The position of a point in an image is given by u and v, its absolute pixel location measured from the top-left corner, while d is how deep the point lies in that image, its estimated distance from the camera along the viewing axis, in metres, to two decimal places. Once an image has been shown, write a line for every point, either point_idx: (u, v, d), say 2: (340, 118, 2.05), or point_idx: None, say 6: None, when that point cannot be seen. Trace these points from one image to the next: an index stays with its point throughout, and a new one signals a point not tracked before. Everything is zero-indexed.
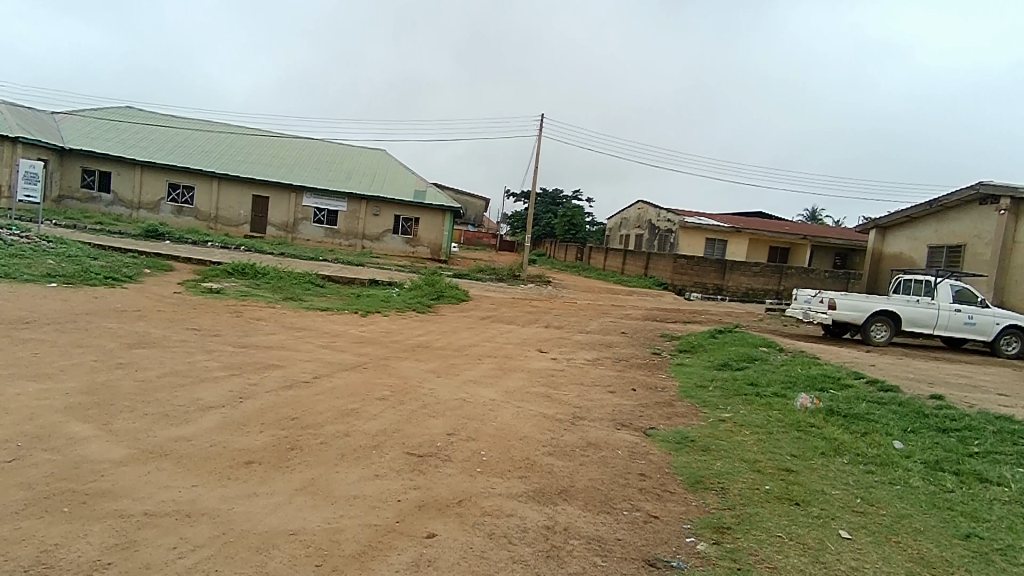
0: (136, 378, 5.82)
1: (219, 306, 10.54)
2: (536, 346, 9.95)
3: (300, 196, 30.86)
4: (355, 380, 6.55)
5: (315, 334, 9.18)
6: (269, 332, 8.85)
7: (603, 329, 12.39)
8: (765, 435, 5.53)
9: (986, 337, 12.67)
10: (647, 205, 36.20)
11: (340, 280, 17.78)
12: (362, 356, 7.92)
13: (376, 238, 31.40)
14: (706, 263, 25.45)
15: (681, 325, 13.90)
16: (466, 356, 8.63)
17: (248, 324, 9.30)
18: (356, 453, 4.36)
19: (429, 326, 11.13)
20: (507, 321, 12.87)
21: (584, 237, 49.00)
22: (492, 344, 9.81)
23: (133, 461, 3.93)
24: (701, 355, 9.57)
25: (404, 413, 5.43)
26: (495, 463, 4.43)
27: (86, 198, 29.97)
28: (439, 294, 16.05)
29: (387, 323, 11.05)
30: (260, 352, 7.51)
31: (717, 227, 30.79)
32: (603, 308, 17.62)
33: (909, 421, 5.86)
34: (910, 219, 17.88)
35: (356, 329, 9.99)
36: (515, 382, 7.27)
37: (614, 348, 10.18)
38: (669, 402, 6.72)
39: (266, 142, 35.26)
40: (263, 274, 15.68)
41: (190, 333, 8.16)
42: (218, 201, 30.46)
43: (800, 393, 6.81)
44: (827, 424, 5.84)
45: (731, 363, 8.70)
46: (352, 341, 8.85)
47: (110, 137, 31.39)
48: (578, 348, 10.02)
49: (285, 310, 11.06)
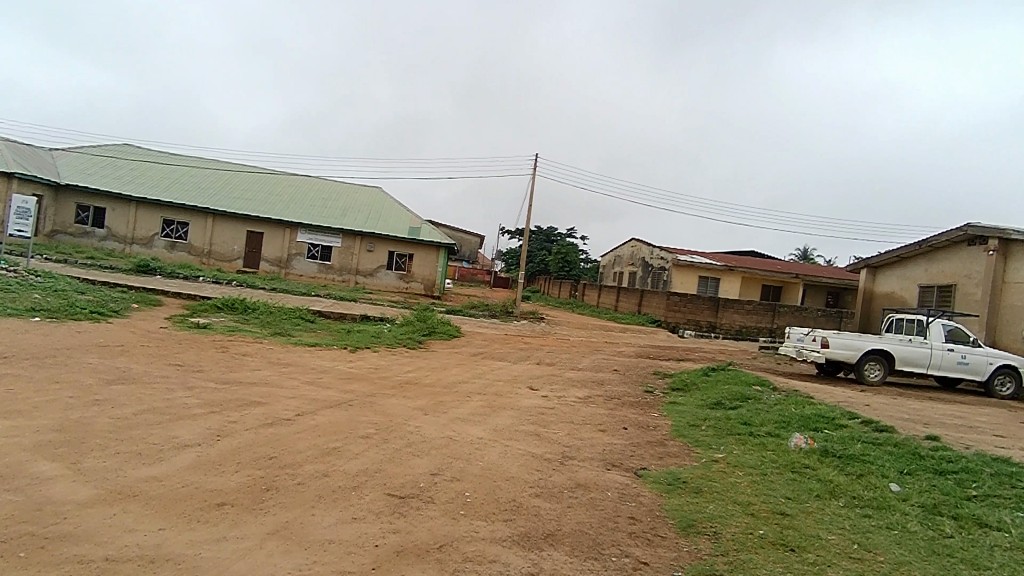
0: (111, 415, 5.64)
1: (205, 342, 10.40)
2: (526, 382, 9.83)
3: (295, 232, 30.97)
4: (340, 418, 6.38)
5: (302, 370, 9.02)
6: (254, 368, 8.69)
7: (596, 367, 12.24)
8: (759, 476, 5.39)
9: (980, 377, 12.60)
10: (641, 244, 36.47)
11: (331, 316, 17.65)
12: (349, 393, 7.76)
13: (370, 274, 31.37)
14: (699, 300, 25.49)
15: (674, 363, 13.77)
16: (455, 393, 8.48)
17: (234, 360, 9.13)
18: (334, 494, 4.19)
19: (419, 362, 10.97)
20: (498, 358, 12.71)
21: (578, 274, 49.18)
22: (482, 380, 9.65)
23: (98, 504, 3.74)
24: (694, 394, 9.43)
25: (388, 452, 5.26)
26: (479, 505, 4.27)
27: (79, 233, 29.96)
28: (431, 330, 15.92)
29: (376, 359, 10.89)
30: (244, 388, 7.36)
31: (710, 265, 30.99)
32: (596, 345, 17.50)
33: (906, 463, 5.74)
34: (900, 259, 18.02)
35: (344, 365, 9.83)
36: (504, 420, 7.12)
37: (607, 386, 10.03)
38: (661, 442, 6.57)
39: (263, 179, 35.52)
40: (253, 310, 15.56)
41: (173, 369, 7.99)
42: (212, 236, 30.50)
43: (794, 433, 6.68)
44: (822, 465, 5.70)
45: (724, 402, 8.56)
46: (339, 378, 8.68)
47: (107, 173, 31.59)
48: (569, 386, 9.87)
49: (272, 345, 10.90)
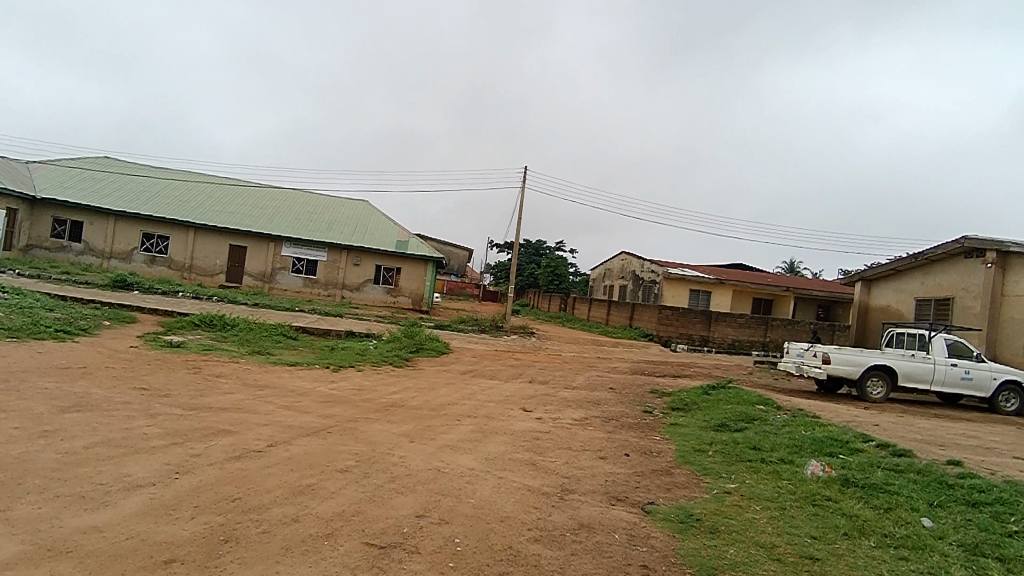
0: (57, 450, 5.03)
1: (177, 362, 9.78)
2: (519, 403, 9.28)
3: (279, 246, 30.31)
4: (317, 448, 5.81)
5: (279, 393, 8.41)
6: (227, 392, 8.07)
7: (590, 385, 11.73)
8: (778, 511, 4.90)
9: (984, 393, 12.27)
10: (630, 257, 36.21)
11: (314, 332, 17.02)
12: (328, 418, 7.18)
13: (356, 288, 30.73)
14: (691, 313, 25.14)
15: (670, 379, 13.31)
16: (443, 417, 7.91)
17: (205, 383, 8.51)
18: (304, 545, 3.64)
19: (405, 382, 10.39)
20: (489, 377, 12.14)
21: (568, 288, 48.83)
22: (473, 401, 9.10)
23: (20, 564, 3.17)
24: (696, 414, 8.96)
25: (368, 489, 4.70)
26: (471, 555, 3.73)
27: (56, 248, 29.11)
28: (419, 347, 15.35)
29: (360, 379, 10.30)
30: (213, 415, 6.75)
31: (701, 278, 30.74)
32: (588, 361, 17.01)
33: (934, 493, 5.28)
34: (895, 272, 17.78)
35: (325, 387, 9.23)
36: (497, 446, 6.57)
37: (603, 406, 9.53)
38: (667, 470, 6.07)
39: (247, 193, 34.86)
40: (231, 327, 14.93)
41: (137, 393, 7.36)
42: (193, 251, 29.73)
43: (810, 459, 6.20)
44: (844, 496, 5.23)
45: (728, 424, 8.10)
46: (319, 401, 8.09)
47: (85, 187, 30.80)
48: (564, 406, 9.34)
49: (249, 365, 10.26)
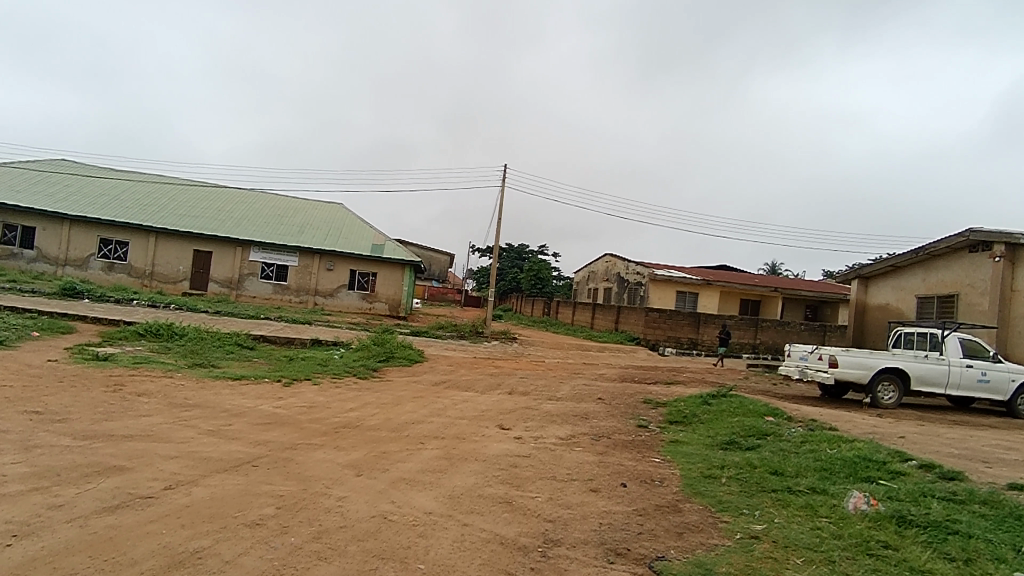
0: None
1: (98, 378, 8.39)
2: (496, 420, 8.02)
3: (247, 251, 28.76)
4: (229, 492, 4.51)
5: (208, 414, 7.06)
6: (144, 414, 6.71)
7: (577, 395, 10.49)
8: (827, 567, 3.74)
9: (1002, 396, 11.34)
10: (615, 258, 35.22)
11: (275, 340, 15.63)
12: (259, 446, 5.86)
13: (329, 294, 29.27)
14: (679, 316, 24.13)
15: (663, 387, 12.15)
16: (403, 440, 6.62)
17: (121, 403, 7.10)
18: None
19: (366, 397, 9.05)
20: (463, 388, 10.82)
21: (551, 291, 47.70)
22: (441, 419, 7.84)
23: None
24: (699, 429, 7.80)
25: (279, 554, 3.46)
26: None
27: (5, 255, 27.31)
28: (389, 356, 14.03)
29: (313, 394, 8.93)
30: (109, 446, 5.40)
31: (688, 279, 29.79)
32: (574, 367, 15.81)
33: (1014, 534, 4.16)
34: (895, 269, 16.87)
35: (268, 406, 7.86)
36: (464, 479, 5.30)
37: (592, 420, 8.34)
38: (675, 506, 4.89)
39: (214, 196, 33.26)
40: (180, 336, 13.54)
41: (22, 419, 5.95)
42: (155, 257, 28.07)
43: (848, 489, 5.06)
44: (904, 541, 4.09)
45: (738, 440, 6.98)
46: (257, 424, 6.77)
47: (39, 190, 29.03)
48: (548, 422, 8.12)
49: (185, 381, 8.86)
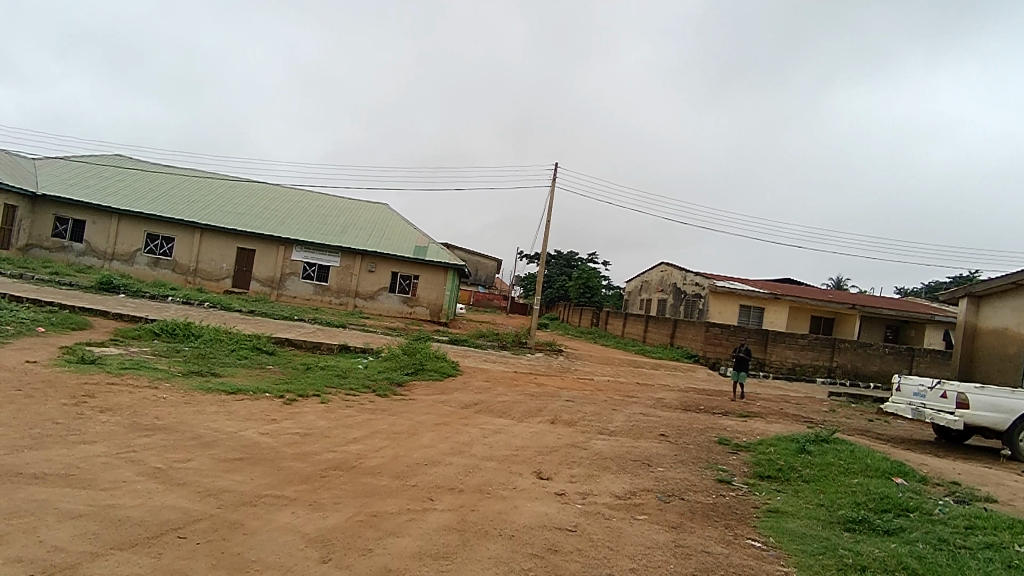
0: None
1: (68, 387, 7.11)
2: (534, 464, 6.27)
3: (289, 250, 28.06)
4: None
5: (170, 443, 5.59)
6: (86, 441, 5.28)
7: (634, 429, 8.64)
8: None
9: None
10: (672, 268, 32.87)
11: (299, 345, 14.35)
12: (206, 500, 4.30)
13: (370, 296, 28.23)
14: (744, 333, 21.74)
15: (738, 421, 10.10)
16: (405, 494, 4.95)
17: (69, 423, 5.73)
18: None
19: (376, 423, 7.43)
20: (497, 413, 9.08)
21: (600, 301, 45.62)
22: (462, 460, 6.13)
23: None
24: (805, 493, 5.81)
25: None
26: None
27: (56, 247, 27.48)
28: (419, 367, 12.48)
29: (313, 417, 7.38)
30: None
31: (753, 293, 27.23)
32: (627, 389, 13.86)
33: None
34: (1016, 287, 14.20)
35: (252, 432, 6.34)
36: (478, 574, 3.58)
37: (657, 469, 6.47)
38: None
39: (261, 194, 32.88)
40: (195, 337, 12.45)
41: None
42: (199, 253, 27.73)
43: None
44: None
45: (871, 517, 5.00)
46: (226, 461, 5.24)
47: (92, 185, 29.16)
48: (600, 469, 6.31)
49: (168, 394, 7.49)
